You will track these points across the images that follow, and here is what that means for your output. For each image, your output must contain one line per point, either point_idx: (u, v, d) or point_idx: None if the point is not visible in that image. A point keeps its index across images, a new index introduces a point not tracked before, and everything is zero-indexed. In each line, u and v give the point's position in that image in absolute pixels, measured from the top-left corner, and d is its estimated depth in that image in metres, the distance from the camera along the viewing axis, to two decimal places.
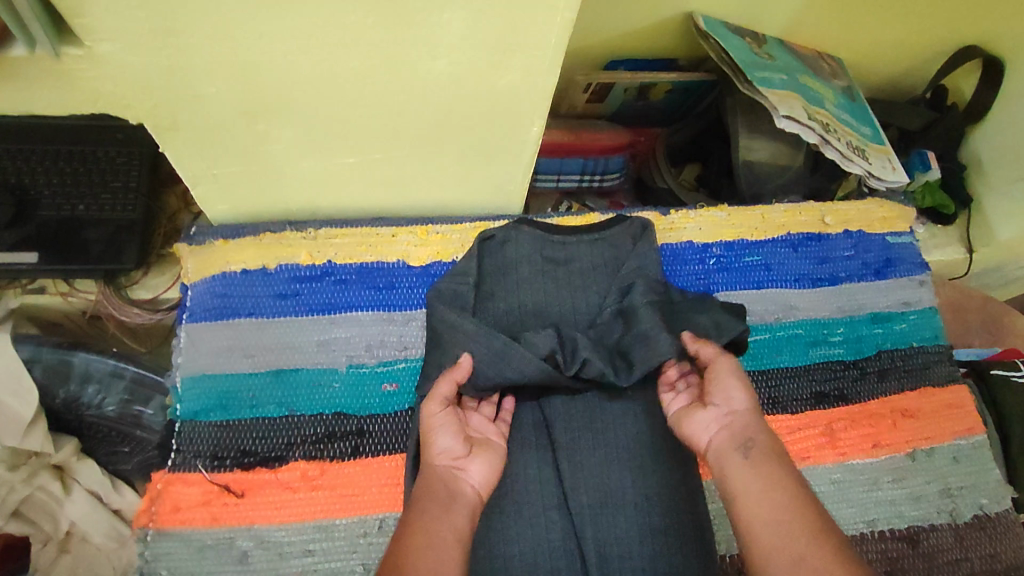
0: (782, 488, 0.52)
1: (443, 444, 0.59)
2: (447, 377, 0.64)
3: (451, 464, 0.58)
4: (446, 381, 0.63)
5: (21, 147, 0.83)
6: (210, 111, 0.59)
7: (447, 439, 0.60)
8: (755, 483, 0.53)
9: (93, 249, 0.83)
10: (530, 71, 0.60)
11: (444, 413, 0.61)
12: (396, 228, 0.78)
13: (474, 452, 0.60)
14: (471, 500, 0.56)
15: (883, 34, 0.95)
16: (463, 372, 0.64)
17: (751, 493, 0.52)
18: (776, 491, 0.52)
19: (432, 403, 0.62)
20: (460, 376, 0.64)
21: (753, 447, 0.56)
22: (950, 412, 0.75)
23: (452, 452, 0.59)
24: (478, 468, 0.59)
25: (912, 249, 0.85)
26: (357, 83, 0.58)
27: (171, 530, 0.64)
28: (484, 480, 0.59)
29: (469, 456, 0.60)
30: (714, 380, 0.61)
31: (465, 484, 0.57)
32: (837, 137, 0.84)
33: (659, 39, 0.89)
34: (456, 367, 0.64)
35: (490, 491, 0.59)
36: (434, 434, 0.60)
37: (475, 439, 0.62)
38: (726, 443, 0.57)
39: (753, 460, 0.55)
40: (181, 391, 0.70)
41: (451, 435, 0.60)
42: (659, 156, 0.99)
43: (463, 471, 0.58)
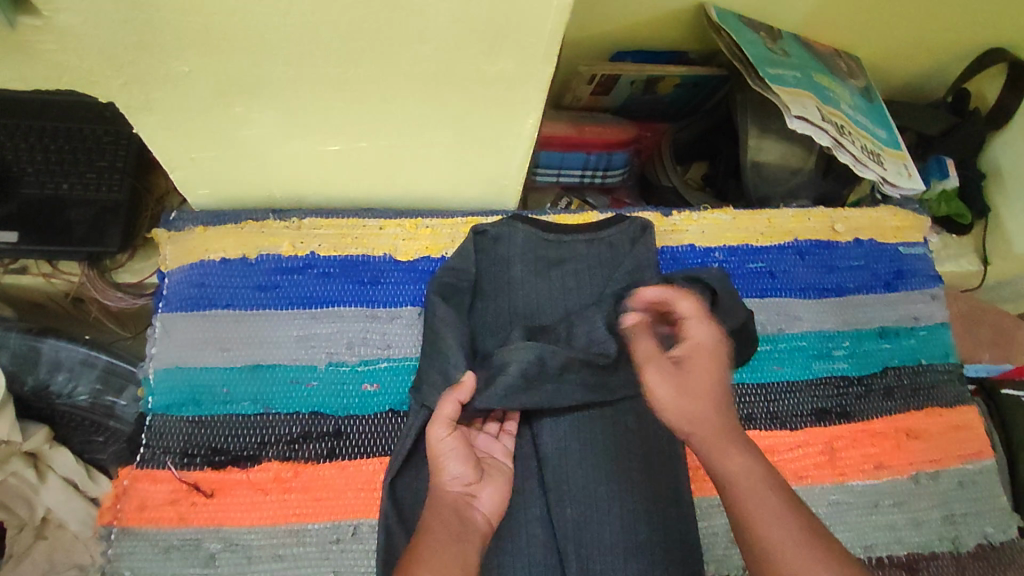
0: (777, 500, 0.50)
1: (454, 471, 0.56)
2: (449, 399, 0.58)
3: (462, 492, 0.56)
4: (448, 403, 0.57)
5: (4, 122, 0.80)
6: (185, 93, 0.55)
7: (458, 467, 0.57)
8: (756, 502, 0.50)
9: (76, 231, 0.79)
10: (525, 59, 0.56)
11: (453, 437, 0.57)
12: (384, 221, 0.75)
13: (483, 478, 0.59)
14: (483, 531, 0.55)
15: (904, 32, 0.91)
16: (466, 391, 0.58)
17: (754, 517, 0.49)
18: (770, 507, 0.49)
19: (437, 427, 0.57)
20: (464, 396, 0.58)
21: (739, 455, 0.52)
22: (957, 434, 0.72)
23: (463, 480, 0.57)
24: (487, 495, 0.58)
25: (925, 261, 0.81)
26: (339, 66, 0.55)
27: (136, 528, 0.62)
28: (492, 508, 0.58)
29: (479, 483, 0.58)
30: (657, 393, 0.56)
31: (475, 512, 0.56)
32: (851, 140, 0.80)
33: (668, 31, 0.85)
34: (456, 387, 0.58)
35: (498, 519, 0.58)
36: (443, 461, 0.56)
37: (482, 462, 0.61)
38: (708, 453, 0.52)
39: (744, 470, 0.51)
40: (153, 384, 0.67)
41: (462, 462, 0.57)
42: (665, 151, 0.96)
43: (474, 499, 0.57)
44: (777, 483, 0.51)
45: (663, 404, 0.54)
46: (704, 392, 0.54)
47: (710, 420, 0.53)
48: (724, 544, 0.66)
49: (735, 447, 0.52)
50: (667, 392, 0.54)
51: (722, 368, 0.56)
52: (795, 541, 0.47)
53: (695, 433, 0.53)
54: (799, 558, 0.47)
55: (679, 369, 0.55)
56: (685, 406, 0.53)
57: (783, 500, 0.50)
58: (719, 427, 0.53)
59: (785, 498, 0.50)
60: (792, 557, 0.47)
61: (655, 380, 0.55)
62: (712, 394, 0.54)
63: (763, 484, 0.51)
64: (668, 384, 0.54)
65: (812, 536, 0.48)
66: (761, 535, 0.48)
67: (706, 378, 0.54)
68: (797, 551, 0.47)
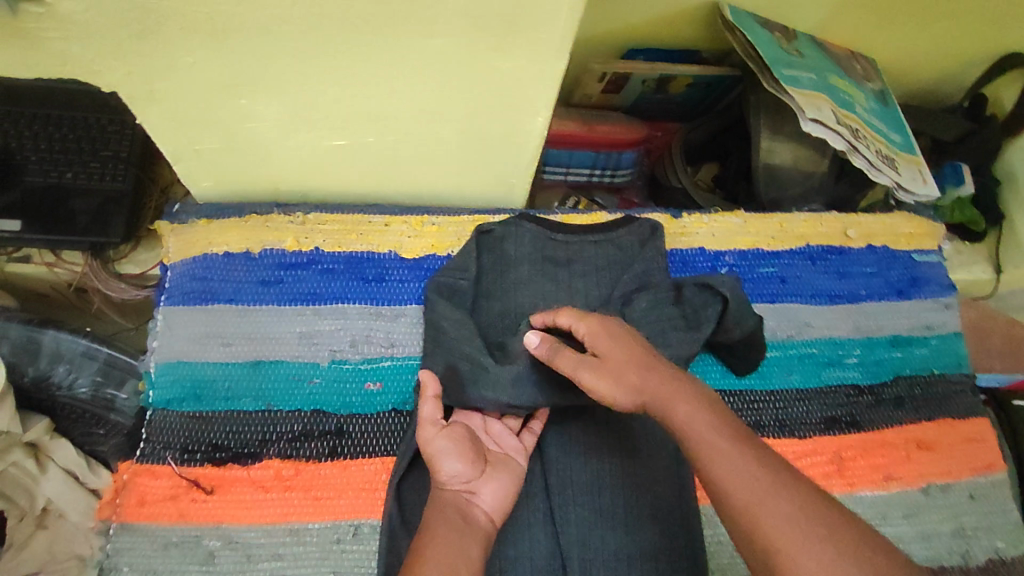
0: (728, 443, 0.45)
1: (451, 469, 0.54)
2: (426, 399, 0.57)
3: (462, 489, 0.55)
4: (427, 402, 0.57)
5: (8, 110, 0.79)
6: (189, 83, 0.54)
7: (455, 464, 0.55)
8: (707, 449, 0.45)
9: (79, 221, 0.78)
10: (536, 55, 0.55)
11: (443, 436, 0.56)
12: (389, 217, 0.74)
13: (485, 474, 0.57)
14: (486, 529, 0.53)
15: (921, 36, 0.89)
16: (436, 386, 0.57)
17: (709, 466, 0.44)
18: (721, 450, 0.44)
19: (424, 428, 0.56)
20: (434, 391, 0.57)
21: (686, 405, 0.48)
22: (969, 446, 0.71)
23: (462, 478, 0.55)
24: (489, 490, 0.56)
25: (939, 269, 0.80)
26: (344, 59, 0.53)
27: (135, 524, 0.61)
28: (495, 504, 0.56)
29: (480, 480, 0.56)
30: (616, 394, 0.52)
31: (477, 509, 0.54)
32: (866, 144, 0.78)
33: (681, 30, 0.84)
34: (423, 384, 0.57)
35: (502, 515, 0.56)
36: (438, 460, 0.54)
37: (486, 456, 0.59)
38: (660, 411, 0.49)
39: (693, 419, 0.47)
40: (154, 377, 0.67)
41: (458, 459, 0.55)
42: (675, 151, 0.94)
43: (474, 496, 0.55)
44: (728, 425, 0.46)
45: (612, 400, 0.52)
46: (631, 366, 0.51)
47: (651, 382, 0.50)
48: (729, 552, 0.65)
49: (681, 399, 0.48)
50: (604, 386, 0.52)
51: (638, 337, 0.55)
52: (752, 481, 0.42)
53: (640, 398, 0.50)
54: (759, 502, 0.41)
55: (600, 357, 0.53)
56: (626, 389, 0.51)
57: (734, 442, 0.45)
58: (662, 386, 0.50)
59: (738, 439, 0.45)
60: (751, 502, 0.41)
61: (592, 382, 0.52)
62: (639, 361, 0.52)
63: (714, 429, 0.46)
64: (605, 379, 0.52)
65: (771, 474, 0.43)
66: (717, 486, 0.43)
67: (626, 348, 0.53)
68: (756, 493, 0.42)
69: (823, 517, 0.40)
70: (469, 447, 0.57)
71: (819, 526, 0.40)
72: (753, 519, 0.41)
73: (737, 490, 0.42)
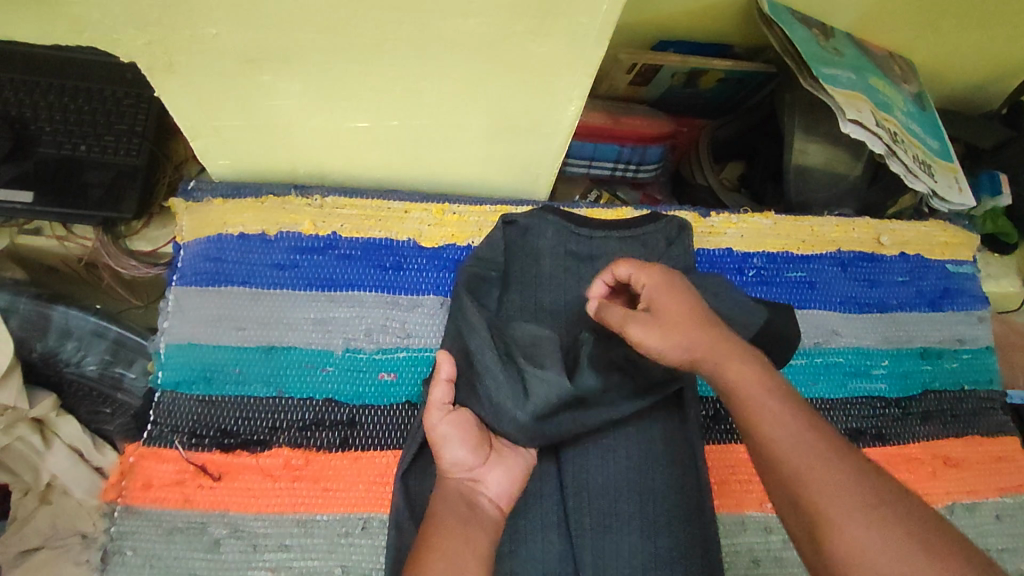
0: (779, 403, 0.43)
1: (453, 456, 0.54)
2: (437, 381, 0.58)
3: (466, 477, 0.54)
4: (438, 386, 0.57)
5: (24, 78, 0.77)
6: (212, 56, 0.52)
7: (458, 451, 0.54)
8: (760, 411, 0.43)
9: (92, 194, 0.76)
10: (574, 42, 0.53)
11: (447, 421, 0.56)
12: (409, 204, 0.72)
13: (491, 459, 0.56)
14: (491, 516, 0.52)
15: (964, 39, 0.86)
16: (450, 368, 0.58)
17: (761, 429, 0.43)
18: (777, 414, 0.43)
19: (431, 412, 0.56)
20: (447, 375, 0.58)
21: (737, 362, 0.46)
22: (997, 465, 0.70)
23: (466, 465, 0.54)
24: (495, 477, 0.55)
25: (973, 281, 0.79)
26: (375, 38, 0.51)
27: (141, 507, 0.60)
28: (502, 490, 0.55)
29: (486, 466, 0.55)
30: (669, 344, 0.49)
31: (483, 497, 0.53)
32: (904, 148, 0.75)
33: (716, 23, 0.81)
34: (438, 366, 0.59)
35: (511, 501, 0.55)
36: (441, 447, 0.54)
37: (493, 440, 0.57)
38: (712, 368, 0.47)
39: (746, 380, 0.45)
40: (164, 358, 0.65)
41: (462, 445, 0.54)
42: (702, 150, 0.92)
43: (478, 483, 0.53)
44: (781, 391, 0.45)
45: (663, 351, 0.49)
46: (688, 321, 0.49)
47: (711, 341, 0.48)
48: (746, 563, 0.64)
49: (739, 360, 0.47)
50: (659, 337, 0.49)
51: (691, 293, 0.52)
52: (801, 445, 0.41)
53: (695, 355, 0.48)
54: (814, 466, 0.40)
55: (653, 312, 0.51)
56: (681, 341, 0.48)
57: (792, 405, 0.43)
58: (722, 348, 0.47)
59: (793, 406, 0.44)
60: (805, 463, 0.40)
61: (645, 335, 0.50)
62: (696, 321, 0.49)
63: (767, 394, 0.44)
64: (660, 329, 0.49)
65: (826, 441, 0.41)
66: (770, 447, 0.42)
67: (683, 307, 0.50)
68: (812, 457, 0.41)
69: (876, 485, 0.40)
70: (475, 432, 0.56)
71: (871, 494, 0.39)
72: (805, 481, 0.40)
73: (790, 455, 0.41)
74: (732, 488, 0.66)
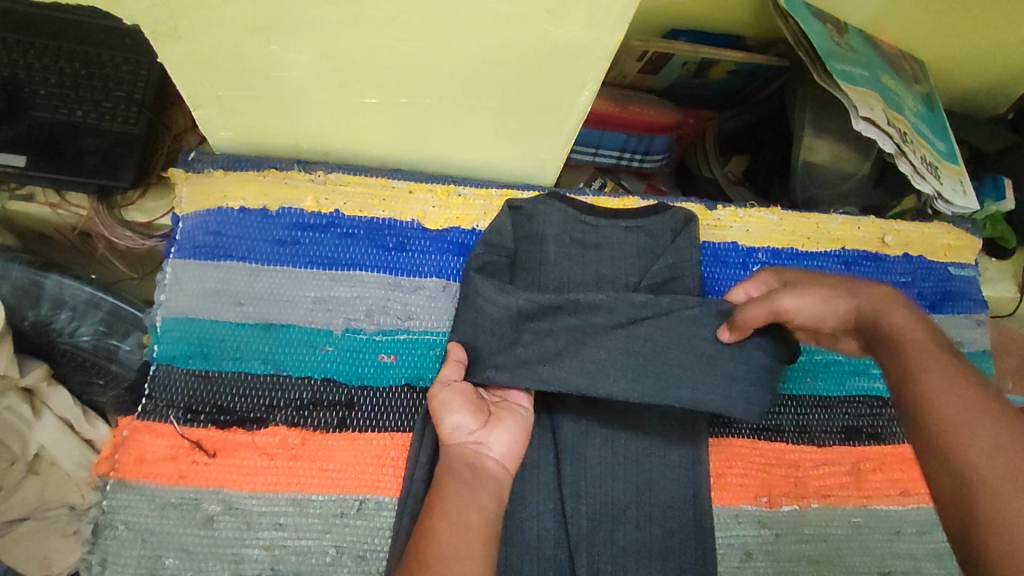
0: (948, 364, 0.47)
1: (455, 421, 0.56)
2: (449, 362, 0.60)
3: (468, 440, 0.55)
4: (449, 365, 0.60)
5: (20, 39, 0.75)
6: (222, 22, 0.51)
7: (459, 416, 0.56)
8: (924, 366, 0.48)
9: (88, 161, 0.75)
10: (591, 24, 0.52)
11: (448, 391, 0.57)
12: (414, 184, 0.70)
13: (493, 423, 0.57)
14: (494, 476, 0.54)
15: (976, 41, 0.85)
16: (460, 351, 0.61)
17: (922, 387, 0.47)
18: (942, 373, 0.47)
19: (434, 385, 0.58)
20: (460, 357, 0.60)
21: (902, 313, 0.52)
22: None
23: (466, 429, 0.56)
24: (498, 439, 0.57)
25: (973, 285, 0.79)
26: (388, 11, 0.50)
27: (133, 481, 0.59)
28: (505, 451, 0.56)
29: (488, 429, 0.57)
30: (815, 304, 0.55)
31: (487, 459, 0.55)
32: (913, 149, 0.75)
33: (729, 13, 0.80)
34: (450, 350, 0.61)
35: (516, 462, 0.56)
36: (442, 413, 0.56)
37: (494, 408, 0.59)
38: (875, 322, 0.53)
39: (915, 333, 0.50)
40: (160, 332, 0.64)
41: (462, 410, 0.56)
42: (709, 141, 0.91)
43: (482, 446, 0.55)
44: (950, 356, 0.48)
45: (814, 315, 0.55)
46: (840, 283, 0.56)
47: (865, 290, 0.54)
48: (739, 557, 0.64)
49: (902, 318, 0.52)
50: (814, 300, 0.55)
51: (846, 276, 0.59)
52: (958, 401, 0.45)
53: (848, 304, 0.54)
54: (967, 425, 0.44)
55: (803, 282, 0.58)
56: (829, 299, 0.55)
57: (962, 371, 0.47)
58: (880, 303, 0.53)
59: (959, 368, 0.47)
60: (963, 425, 0.44)
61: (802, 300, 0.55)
62: (844, 280, 0.56)
63: (935, 354, 0.48)
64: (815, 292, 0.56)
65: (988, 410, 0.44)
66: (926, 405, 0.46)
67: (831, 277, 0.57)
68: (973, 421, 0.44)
69: None
70: (476, 399, 0.58)
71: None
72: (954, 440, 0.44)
73: (954, 414, 0.45)
74: (728, 482, 0.66)
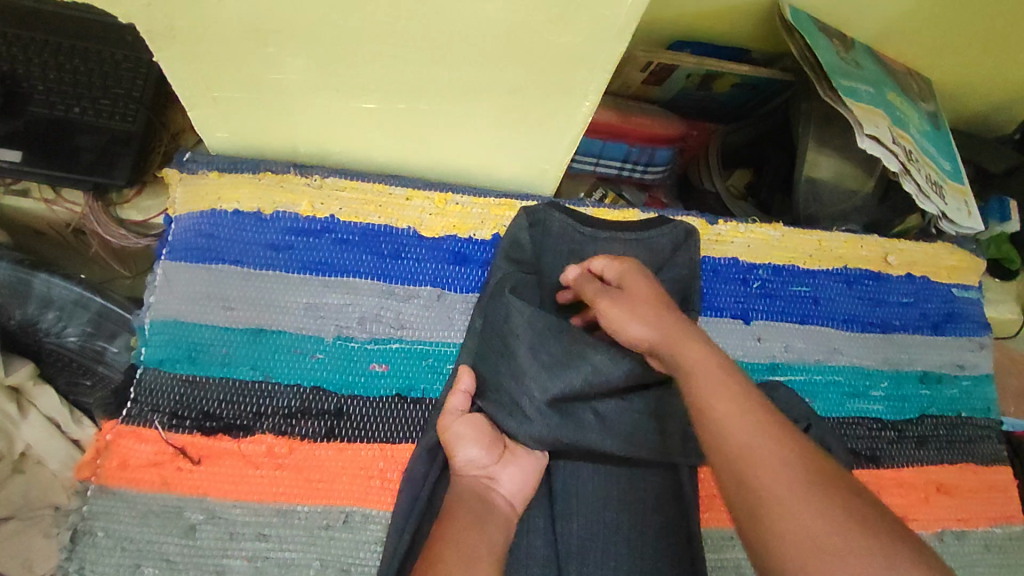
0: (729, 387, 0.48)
1: (468, 455, 0.56)
2: (456, 391, 0.59)
3: (480, 474, 0.56)
4: (456, 395, 0.59)
5: (20, 34, 0.74)
6: (211, 22, 0.50)
7: (473, 450, 0.56)
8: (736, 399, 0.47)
9: (83, 158, 0.74)
10: (593, 34, 0.51)
11: (461, 423, 0.57)
12: (411, 190, 0.69)
13: (506, 459, 0.58)
14: (502, 514, 0.55)
15: (984, 61, 0.84)
16: (470, 381, 0.60)
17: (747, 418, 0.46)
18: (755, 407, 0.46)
19: (446, 417, 0.58)
20: (468, 387, 0.60)
21: (697, 347, 0.52)
22: (989, 495, 0.70)
23: (480, 463, 0.56)
24: (509, 477, 0.57)
25: (976, 307, 0.78)
26: (386, 16, 0.49)
27: (115, 487, 0.58)
28: (515, 489, 0.57)
29: (500, 465, 0.57)
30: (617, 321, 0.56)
31: (496, 494, 0.56)
32: (918, 167, 0.74)
33: (735, 27, 0.79)
34: (459, 377, 0.60)
35: (524, 501, 0.58)
36: (455, 446, 0.56)
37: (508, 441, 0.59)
38: (673, 347, 0.52)
39: (699, 359, 0.50)
40: (148, 334, 0.63)
41: (476, 444, 0.56)
42: (712, 154, 0.88)
43: (493, 481, 0.56)
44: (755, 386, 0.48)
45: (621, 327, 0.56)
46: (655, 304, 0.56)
47: (671, 325, 0.54)
48: None
49: (692, 340, 0.53)
50: (623, 316, 0.56)
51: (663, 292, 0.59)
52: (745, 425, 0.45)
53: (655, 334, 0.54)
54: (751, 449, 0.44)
55: (626, 294, 0.58)
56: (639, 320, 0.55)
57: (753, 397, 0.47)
58: (671, 330, 0.53)
59: (728, 381, 0.48)
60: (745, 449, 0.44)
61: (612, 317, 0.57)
62: (662, 308, 0.56)
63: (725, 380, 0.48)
64: (621, 310, 0.56)
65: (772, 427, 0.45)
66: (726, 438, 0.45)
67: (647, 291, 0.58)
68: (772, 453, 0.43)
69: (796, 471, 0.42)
70: (490, 433, 0.58)
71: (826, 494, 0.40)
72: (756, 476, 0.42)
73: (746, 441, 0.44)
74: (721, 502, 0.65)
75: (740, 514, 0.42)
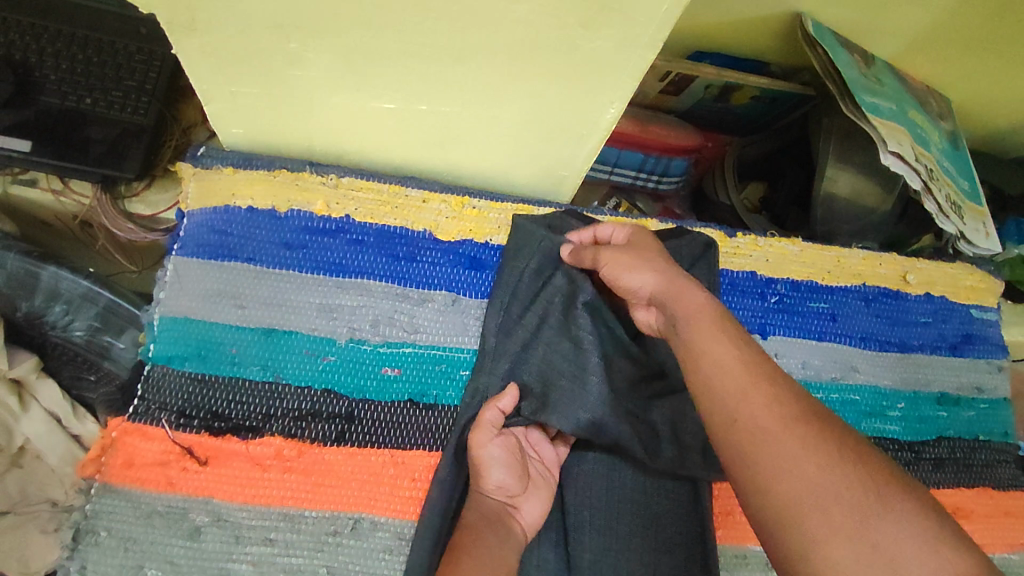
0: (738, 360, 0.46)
1: (497, 481, 0.57)
2: (493, 405, 0.59)
3: (505, 501, 0.57)
4: (492, 410, 0.59)
5: (33, 23, 0.73)
6: (235, 17, 0.49)
7: (502, 476, 0.57)
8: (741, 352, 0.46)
9: (93, 149, 0.73)
10: (624, 39, 0.50)
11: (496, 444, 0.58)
12: (428, 193, 0.68)
13: (529, 488, 0.59)
14: (519, 542, 0.55)
15: (1006, 82, 0.84)
16: (510, 399, 0.60)
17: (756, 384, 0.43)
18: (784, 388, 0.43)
19: (480, 434, 0.58)
20: (505, 403, 0.59)
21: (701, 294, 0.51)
22: (1005, 520, 0.69)
23: (507, 491, 0.57)
24: (529, 506, 0.58)
25: (994, 328, 0.78)
26: (414, 15, 0.48)
27: (118, 486, 0.56)
28: (534, 518, 0.58)
29: (523, 494, 0.58)
30: (623, 265, 0.57)
31: (517, 522, 0.57)
32: (939, 186, 0.73)
33: (757, 39, 0.79)
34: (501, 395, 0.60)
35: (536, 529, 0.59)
36: (487, 468, 0.57)
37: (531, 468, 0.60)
38: (673, 298, 0.52)
39: (698, 305, 0.50)
40: (157, 331, 0.62)
41: (506, 472, 0.57)
42: (727, 165, 0.88)
43: (516, 509, 0.57)
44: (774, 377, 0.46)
45: (630, 269, 0.56)
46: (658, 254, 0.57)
47: (673, 273, 0.54)
48: None
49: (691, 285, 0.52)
50: (629, 261, 0.56)
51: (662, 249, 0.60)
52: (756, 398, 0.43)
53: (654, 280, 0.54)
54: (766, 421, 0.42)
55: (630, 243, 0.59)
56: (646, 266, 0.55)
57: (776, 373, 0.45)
58: (673, 277, 0.53)
59: (722, 326, 0.47)
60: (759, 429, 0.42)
61: (615, 263, 0.58)
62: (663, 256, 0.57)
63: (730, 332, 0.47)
64: (625, 257, 0.57)
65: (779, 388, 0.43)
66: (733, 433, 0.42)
67: (652, 245, 0.59)
68: (791, 442, 0.40)
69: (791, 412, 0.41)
70: (518, 459, 0.59)
71: (867, 485, 0.38)
72: (777, 485, 0.39)
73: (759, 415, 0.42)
74: (738, 520, 0.64)
75: (731, 457, 0.42)
